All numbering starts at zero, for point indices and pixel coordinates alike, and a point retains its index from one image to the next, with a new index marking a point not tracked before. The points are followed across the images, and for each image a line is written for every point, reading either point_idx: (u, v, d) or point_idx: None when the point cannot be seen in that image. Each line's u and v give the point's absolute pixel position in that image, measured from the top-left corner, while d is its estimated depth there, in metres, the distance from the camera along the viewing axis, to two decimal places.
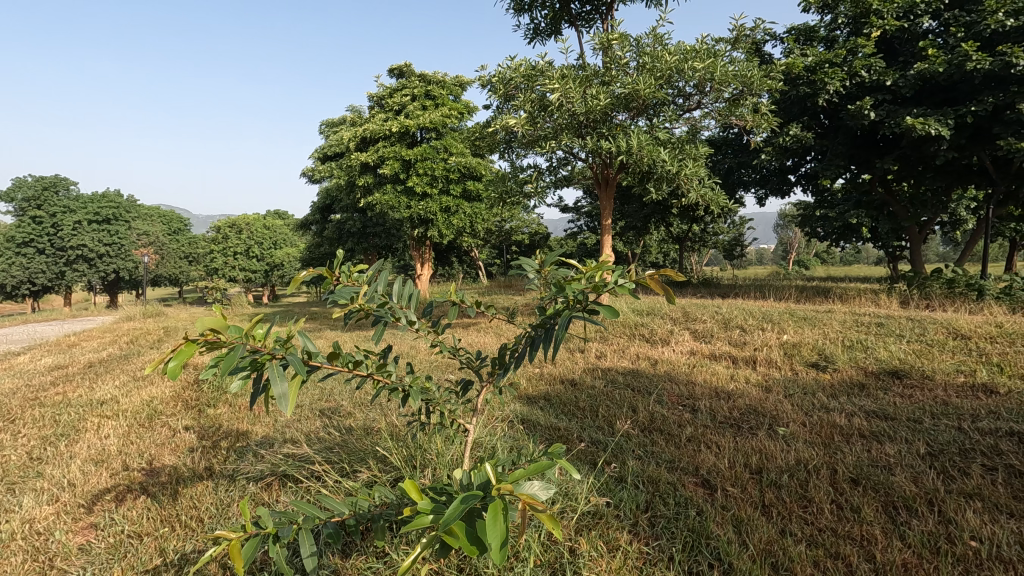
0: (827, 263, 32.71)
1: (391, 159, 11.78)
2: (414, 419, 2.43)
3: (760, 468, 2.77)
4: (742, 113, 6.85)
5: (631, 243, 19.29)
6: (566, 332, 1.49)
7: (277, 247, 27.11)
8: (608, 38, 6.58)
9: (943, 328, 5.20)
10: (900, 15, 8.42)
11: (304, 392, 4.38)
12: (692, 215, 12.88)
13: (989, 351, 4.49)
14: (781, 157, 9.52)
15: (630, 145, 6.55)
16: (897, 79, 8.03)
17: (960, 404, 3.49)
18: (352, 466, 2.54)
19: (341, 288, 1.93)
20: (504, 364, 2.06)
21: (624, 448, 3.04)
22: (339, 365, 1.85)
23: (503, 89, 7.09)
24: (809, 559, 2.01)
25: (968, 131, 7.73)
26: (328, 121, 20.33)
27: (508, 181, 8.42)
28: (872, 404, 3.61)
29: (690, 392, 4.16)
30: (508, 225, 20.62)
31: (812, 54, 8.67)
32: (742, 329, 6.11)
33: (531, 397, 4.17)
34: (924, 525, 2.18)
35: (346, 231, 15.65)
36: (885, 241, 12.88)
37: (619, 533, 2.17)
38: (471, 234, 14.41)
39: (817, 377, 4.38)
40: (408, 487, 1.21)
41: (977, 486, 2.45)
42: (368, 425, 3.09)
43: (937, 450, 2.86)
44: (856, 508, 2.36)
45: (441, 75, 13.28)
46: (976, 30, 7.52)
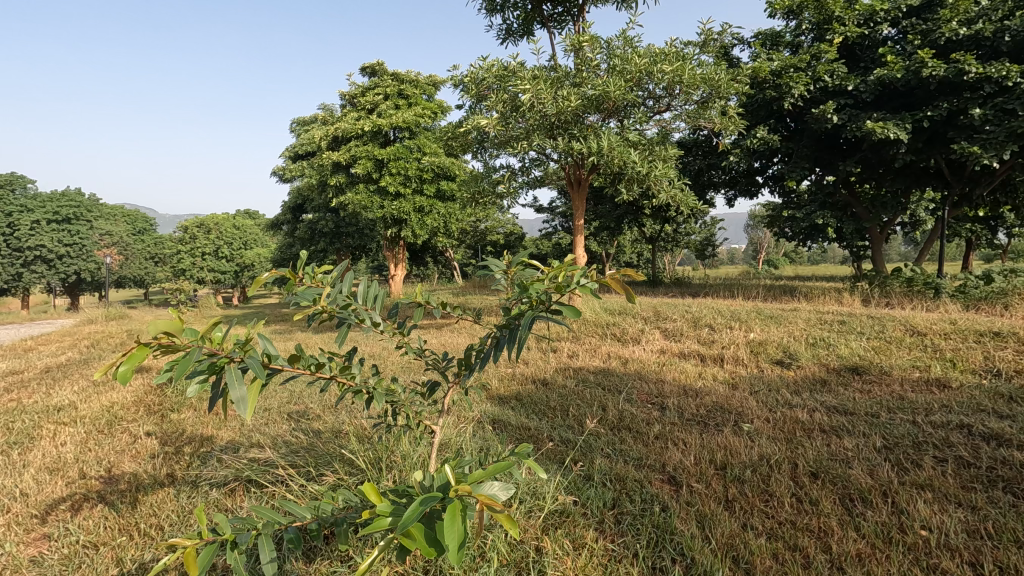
0: (794, 262, 33.50)
1: (364, 159, 11.67)
2: (381, 421, 2.41)
3: (725, 464, 2.83)
4: (710, 115, 6.97)
5: (605, 243, 19.47)
6: (530, 333, 1.50)
7: (247, 247, 26.55)
8: (579, 40, 6.65)
9: (900, 325, 5.39)
10: (861, 22, 8.68)
11: (271, 396, 4.31)
12: (663, 215, 13.07)
13: (943, 346, 4.68)
14: (749, 159, 9.73)
15: (601, 146, 6.61)
16: (859, 84, 8.28)
17: (916, 398, 3.62)
18: (318, 470, 2.51)
19: (303, 290, 1.90)
20: (470, 366, 2.06)
21: (593, 447, 3.07)
22: (301, 368, 1.82)
23: (475, 89, 7.09)
24: (769, 552, 2.06)
25: (924, 135, 8.03)
26: (299, 120, 19.99)
27: (481, 181, 8.42)
28: (833, 400, 3.72)
29: (659, 391, 4.22)
30: (483, 225, 20.59)
31: (778, 59, 8.87)
32: (710, 328, 6.22)
33: (502, 398, 4.19)
34: (879, 516, 2.26)
35: (318, 230, 15.38)
36: (849, 241, 13.27)
37: (586, 530, 2.20)
38: (446, 234, 14.33)
39: (781, 374, 4.49)
40: (368, 490, 1.20)
41: (928, 477, 2.55)
42: (336, 428, 3.06)
43: (893, 443, 2.96)
44: (815, 501, 2.42)
45: (414, 74, 13.20)
46: (932, 38, 7.84)
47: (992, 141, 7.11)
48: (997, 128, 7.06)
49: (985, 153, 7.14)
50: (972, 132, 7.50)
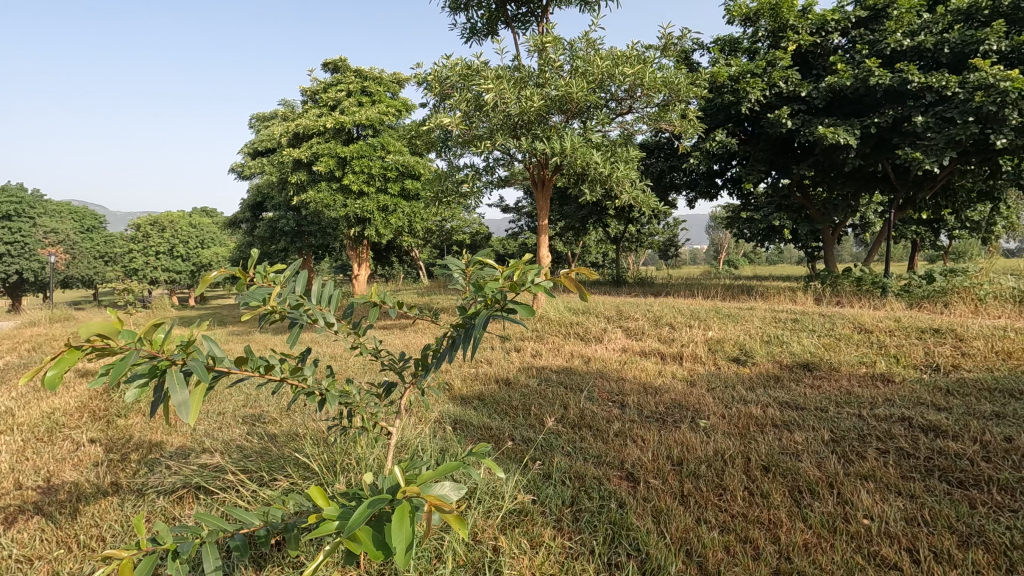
0: (753, 262, 34.51)
1: (326, 156, 11.44)
2: (337, 424, 2.37)
3: (681, 460, 2.88)
4: (671, 118, 7.11)
5: (571, 244, 19.67)
6: (484, 332, 1.50)
7: (204, 246, 25.68)
8: (542, 41, 6.68)
9: (849, 323, 5.60)
10: (814, 31, 8.98)
11: (226, 400, 4.18)
12: (627, 216, 13.27)
13: (887, 343, 4.89)
14: (709, 161, 9.95)
15: (564, 146, 6.66)
16: (811, 91, 8.58)
17: (861, 393, 3.77)
18: (271, 475, 2.44)
19: (253, 290, 1.84)
20: (426, 365, 2.04)
21: (553, 445, 3.09)
22: (249, 370, 1.76)
23: (438, 88, 7.05)
24: (720, 544, 2.12)
25: (872, 141, 8.40)
26: (258, 115, 19.45)
27: (445, 181, 8.35)
28: (785, 396, 3.83)
29: (620, 388, 4.28)
30: (448, 225, 20.48)
31: (735, 64, 9.10)
32: (670, 326, 6.35)
33: (464, 398, 4.18)
34: (824, 506, 2.34)
35: (279, 229, 14.98)
36: (804, 242, 13.76)
37: (543, 529, 2.21)
38: (411, 234, 14.27)
39: (738, 371, 4.62)
40: (315, 493, 1.19)
41: (872, 468, 2.65)
42: (292, 432, 2.99)
43: (839, 436, 3.08)
44: (766, 494, 2.49)
45: (378, 71, 13.02)
46: (878, 48, 8.18)
47: (933, 147, 7.48)
48: (938, 135, 7.42)
49: (926, 159, 7.52)
50: (915, 139, 7.87)
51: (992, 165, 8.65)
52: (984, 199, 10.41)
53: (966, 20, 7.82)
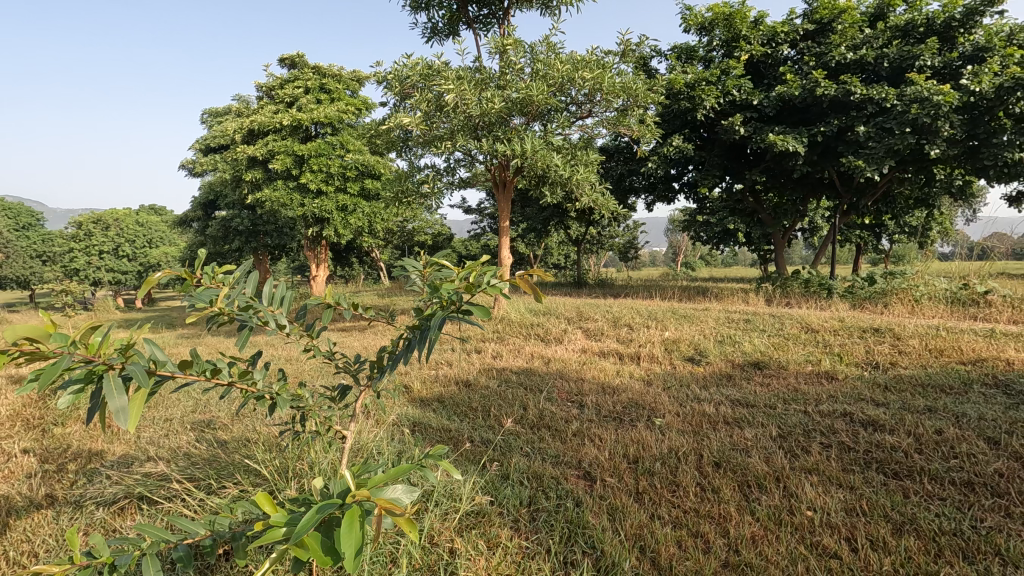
0: (710, 265, 35.53)
1: (282, 154, 11.17)
2: (289, 428, 2.31)
3: (637, 458, 2.94)
4: (629, 123, 7.26)
5: (533, 245, 19.78)
6: (439, 333, 1.49)
7: (152, 246, 24.58)
8: (503, 43, 6.71)
9: (797, 323, 5.84)
10: (765, 42, 9.32)
11: (173, 406, 4.02)
12: (588, 218, 13.46)
13: (832, 342, 5.13)
14: (666, 166, 10.19)
15: (524, 149, 6.70)
16: (762, 99, 8.91)
17: (807, 390, 3.94)
18: (219, 482, 2.36)
19: (200, 291, 1.77)
20: (382, 367, 2.02)
21: (512, 446, 3.10)
22: (194, 374, 1.71)
23: (398, 87, 6.98)
24: (673, 539, 2.17)
25: (819, 148, 8.79)
26: (211, 110, 18.76)
27: (405, 181, 8.27)
28: (737, 394, 3.96)
29: (579, 389, 4.34)
30: (410, 225, 20.28)
31: (691, 72, 9.36)
32: (629, 327, 6.48)
33: (424, 400, 4.14)
34: (771, 499, 2.44)
35: (232, 228, 14.49)
36: (756, 245, 14.27)
37: (501, 529, 2.21)
38: (371, 234, 14.06)
39: (692, 370, 4.75)
40: (262, 499, 1.16)
41: (815, 462, 2.77)
42: (243, 437, 2.90)
43: (786, 432, 3.20)
44: (716, 489, 2.57)
45: (337, 68, 12.77)
46: (824, 60, 8.53)
47: (874, 156, 7.89)
48: (878, 145, 7.82)
49: (868, 167, 7.91)
50: (858, 148, 8.27)
51: (927, 173, 9.18)
52: (919, 206, 11.04)
53: (902, 36, 8.32)
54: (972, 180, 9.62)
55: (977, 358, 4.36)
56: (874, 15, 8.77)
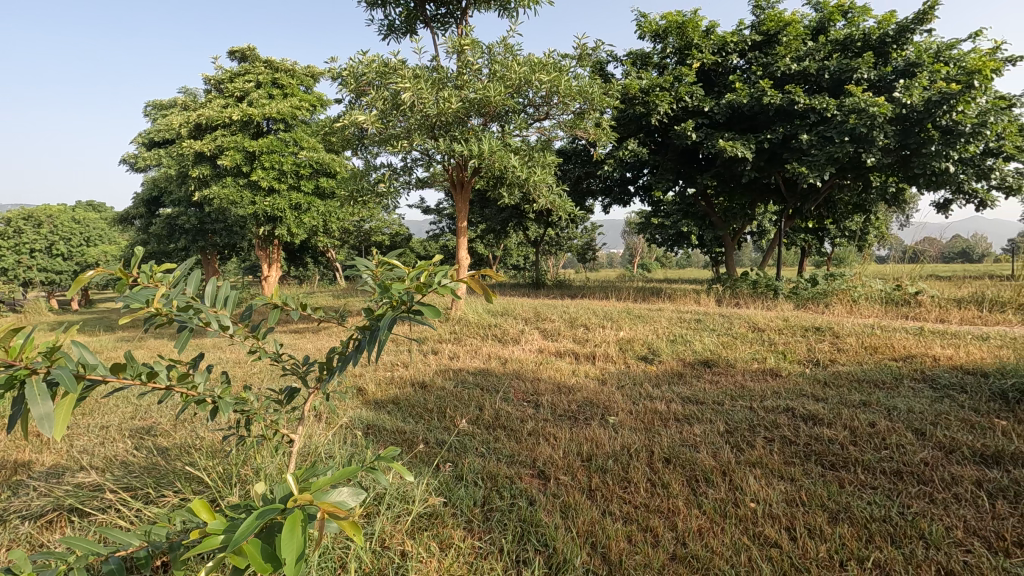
0: (665, 265, 36.43)
1: (231, 150, 10.81)
2: (234, 434, 2.23)
3: (590, 456, 2.98)
4: (586, 126, 7.37)
5: (492, 246, 19.79)
6: (389, 334, 1.47)
7: (89, 245, 23.22)
8: (460, 43, 6.69)
9: (744, 323, 6.06)
10: (715, 51, 9.63)
11: (110, 413, 3.81)
12: (546, 219, 13.59)
13: (776, 340, 5.35)
14: (622, 169, 10.37)
15: (481, 149, 6.69)
16: (713, 107, 9.21)
17: (753, 387, 4.09)
18: (159, 491, 2.26)
19: (137, 291, 1.68)
20: (331, 369, 1.97)
21: (467, 447, 3.09)
22: (128, 378, 1.62)
23: (353, 84, 6.86)
24: (624, 535, 2.21)
25: (765, 155, 9.15)
26: (155, 102, 17.90)
27: (360, 180, 8.11)
28: (687, 391, 4.08)
29: (535, 389, 4.36)
30: (367, 225, 19.94)
31: (646, 78, 9.58)
32: (585, 327, 6.57)
33: (378, 402, 4.08)
34: (717, 493, 2.52)
35: (178, 226, 13.89)
36: (708, 247, 14.73)
37: (453, 530, 2.20)
38: (326, 234, 13.76)
39: (645, 369, 4.86)
40: (198, 507, 1.12)
41: (759, 456, 2.88)
42: (185, 444, 2.78)
43: (733, 428, 3.32)
44: (666, 484, 2.64)
45: (290, 63, 12.42)
46: (770, 70, 8.90)
47: (816, 163, 8.28)
48: (819, 152, 8.22)
49: (810, 173, 8.30)
50: (801, 155, 8.65)
51: (864, 180, 9.71)
52: (857, 211, 11.66)
53: (842, 50, 8.76)
54: (905, 188, 10.22)
55: (907, 354, 4.64)
56: (816, 29, 9.20)
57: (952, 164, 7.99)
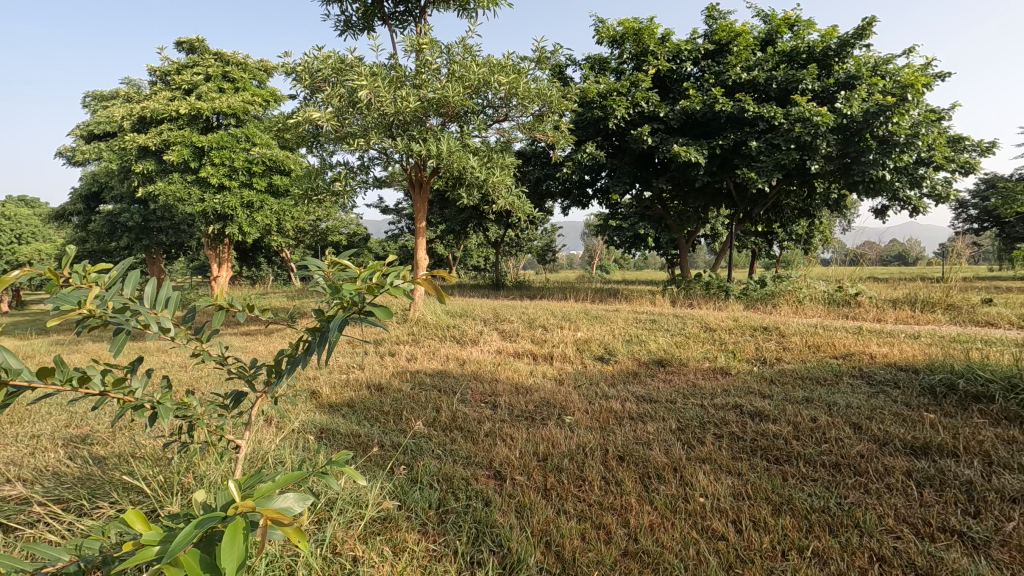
0: (622, 267, 37.14)
1: (178, 145, 10.39)
2: (175, 440, 2.13)
3: (546, 456, 3.01)
4: (545, 128, 7.44)
5: (452, 247, 19.69)
6: (339, 336, 1.44)
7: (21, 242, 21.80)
8: (418, 42, 6.63)
9: (697, 323, 6.24)
10: (670, 58, 9.88)
11: (42, 422, 3.58)
12: (506, 220, 13.63)
13: (727, 340, 5.53)
14: (580, 172, 10.50)
15: (440, 149, 6.66)
16: (668, 112, 9.45)
17: (705, 385, 4.21)
18: (94, 503, 2.14)
19: (67, 291, 1.59)
20: (280, 372, 1.91)
21: (423, 449, 3.06)
22: (57, 384, 1.53)
23: (308, 80, 6.70)
24: (578, 532, 2.24)
25: (717, 161, 9.46)
26: (95, 92, 16.98)
27: (316, 178, 7.92)
28: (642, 390, 4.17)
29: (493, 390, 4.36)
30: (323, 225, 19.51)
31: (604, 82, 9.74)
32: (543, 328, 6.63)
33: (333, 405, 3.99)
34: (668, 489, 2.58)
35: (120, 223, 13.22)
36: (664, 249, 15.10)
37: (408, 534, 2.18)
38: (281, 234, 13.38)
39: (601, 368, 4.93)
40: (132, 517, 1.06)
41: (708, 452, 2.97)
42: (124, 453, 2.65)
43: (684, 425, 3.41)
44: (619, 482, 2.68)
45: (242, 56, 12.01)
46: (722, 78, 9.19)
47: (764, 169, 8.62)
48: (768, 159, 8.55)
49: (759, 179, 8.63)
50: (750, 161, 8.99)
51: (809, 186, 10.16)
52: (803, 216, 12.19)
53: (788, 61, 9.15)
54: (846, 194, 10.75)
55: (847, 352, 4.89)
56: (765, 40, 9.58)
57: (888, 172, 8.45)
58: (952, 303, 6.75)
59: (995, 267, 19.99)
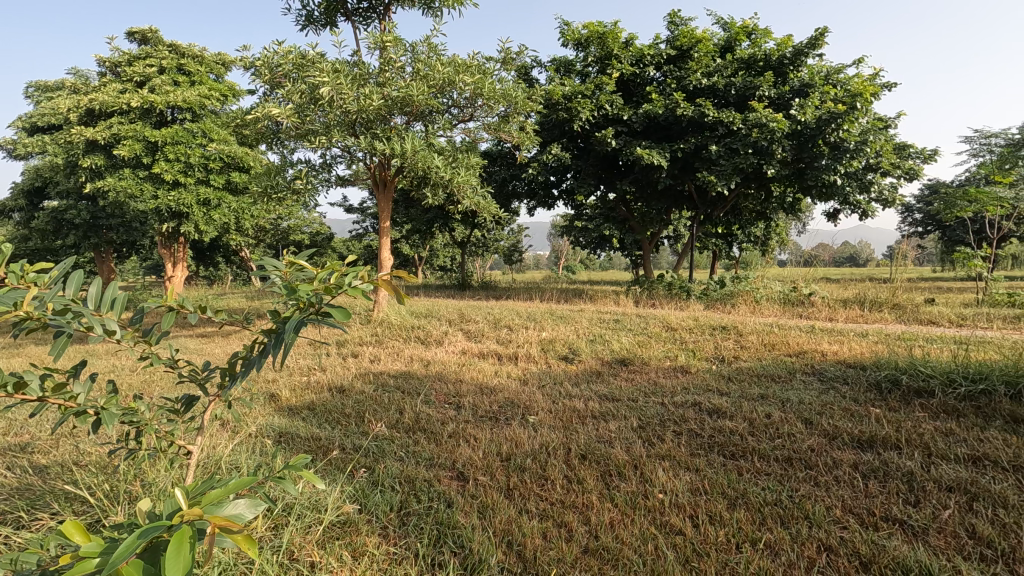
0: (587, 267, 37.57)
1: (130, 139, 9.98)
2: (122, 447, 2.04)
3: (509, 456, 3.02)
4: (510, 129, 7.46)
5: (417, 246, 19.51)
6: (295, 338, 1.41)
7: None
8: (382, 39, 6.53)
9: (659, 323, 6.37)
10: (634, 62, 10.04)
11: None
12: (472, 220, 13.60)
13: (687, 339, 5.67)
14: (546, 172, 10.57)
15: (404, 148, 6.59)
16: (632, 116, 9.61)
17: (666, 384, 4.30)
18: (32, 514, 2.04)
19: (3, 291, 1.51)
20: (234, 375, 1.86)
21: (385, 452, 3.03)
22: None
23: (267, 75, 6.53)
24: (539, 531, 2.25)
25: (679, 164, 9.66)
26: (39, 83, 16.14)
27: (275, 176, 7.72)
28: (605, 389, 4.22)
29: (457, 391, 4.34)
30: (284, 224, 19.06)
31: (569, 84, 9.81)
32: (509, 328, 6.65)
33: (292, 408, 3.90)
34: (629, 486, 2.63)
35: (66, 220, 12.60)
36: (627, 250, 15.34)
37: (368, 537, 2.16)
38: (239, 232, 13.00)
39: (565, 368, 4.97)
40: (70, 528, 1.01)
41: (668, 449, 3.04)
42: (66, 461, 2.52)
43: (645, 423, 3.48)
44: (581, 480, 2.71)
45: (198, 49, 11.61)
46: (684, 83, 9.39)
47: (723, 173, 8.85)
48: (726, 163, 8.77)
49: (719, 182, 8.86)
50: (710, 165, 9.22)
51: (766, 190, 10.47)
52: (760, 219, 12.58)
53: (746, 68, 9.44)
54: (801, 197, 11.15)
55: (800, 350, 5.07)
56: (724, 47, 9.84)
57: (839, 177, 8.80)
58: (897, 302, 7.08)
59: (936, 267, 21.12)
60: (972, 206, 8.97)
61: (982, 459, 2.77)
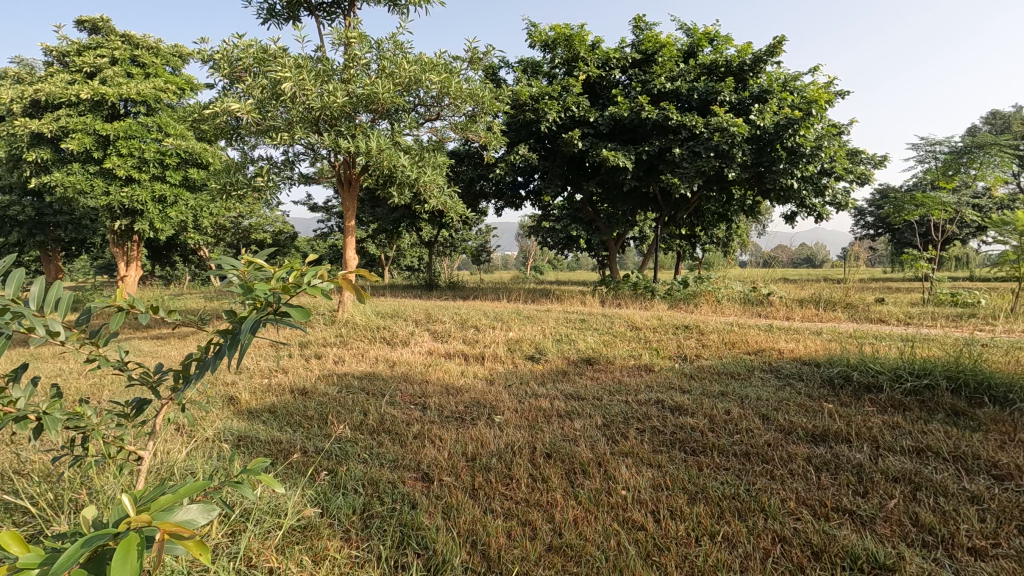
0: (555, 267, 37.82)
1: (79, 133, 9.54)
2: (67, 454, 1.96)
3: (474, 456, 3.01)
4: (477, 128, 7.44)
5: (384, 246, 19.28)
6: (251, 337, 1.37)
7: None
8: (346, 35, 6.43)
9: (624, 322, 6.47)
10: (600, 64, 10.15)
11: None
12: (439, 219, 13.52)
13: (651, 338, 5.77)
14: (513, 173, 10.60)
15: (369, 147, 6.50)
16: (598, 118, 9.72)
17: (629, 382, 4.37)
18: None
19: None
20: (188, 377, 1.80)
21: (348, 454, 2.99)
22: None
23: (227, 69, 6.34)
24: (504, 530, 2.26)
25: (644, 166, 9.83)
26: None
27: (235, 172, 7.51)
28: (570, 388, 4.26)
29: (423, 391, 4.30)
30: (246, 222, 18.54)
31: (536, 85, 9.86)
32: (475, 328, 6.63)
33: (252, 411, 3.80)
34: (592, 483, 2.66)
35: (9, 217, 11.95)
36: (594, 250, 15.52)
37: (329, 541, 2.12)
38: (198, 230, 12.59)
39: (531, 368, 4.99)
40: (8, 540, 0.97)
41: (630, 446, 3.09)
42: (5, 470, 2.39)
43: (609, 421, 3.52)
44: (546, 478, 2.73)
45: (153, 40, 11.17)
46: (648, 87, 9.56)
47: (686, 175, 9.05)
48: (689, 165, 8.96)
49: (682, 184, 9.05)
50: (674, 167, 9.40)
51: (727, 193, 10.76)
52: (722, 221, 12.90)
53: (708, 73, 9.67)
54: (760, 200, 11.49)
55: (758, 348, 5.22)
56: (687, 52, 10.06)
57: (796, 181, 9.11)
58: (849, 302, 7.37)
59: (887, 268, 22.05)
60: (919, 209, 9.40)
61: (925, 450, 2.91)
